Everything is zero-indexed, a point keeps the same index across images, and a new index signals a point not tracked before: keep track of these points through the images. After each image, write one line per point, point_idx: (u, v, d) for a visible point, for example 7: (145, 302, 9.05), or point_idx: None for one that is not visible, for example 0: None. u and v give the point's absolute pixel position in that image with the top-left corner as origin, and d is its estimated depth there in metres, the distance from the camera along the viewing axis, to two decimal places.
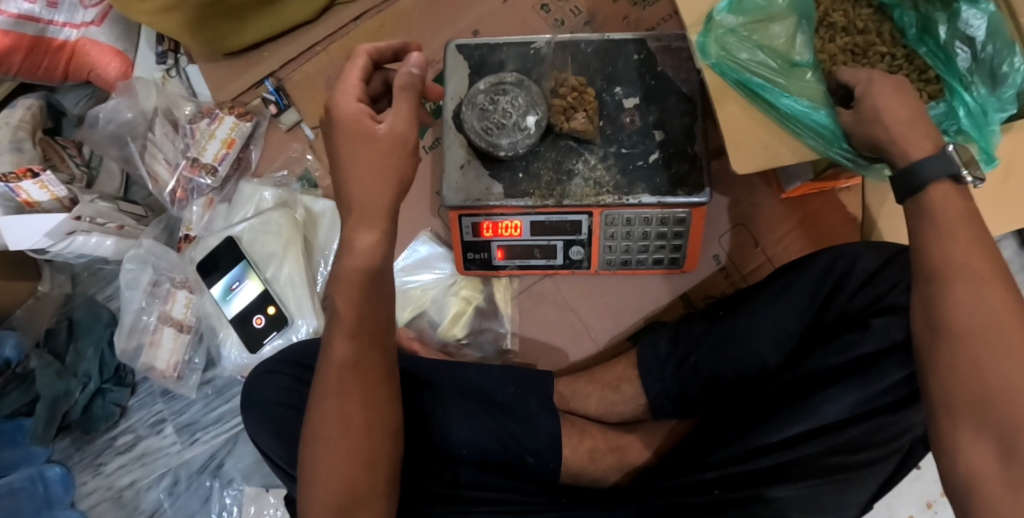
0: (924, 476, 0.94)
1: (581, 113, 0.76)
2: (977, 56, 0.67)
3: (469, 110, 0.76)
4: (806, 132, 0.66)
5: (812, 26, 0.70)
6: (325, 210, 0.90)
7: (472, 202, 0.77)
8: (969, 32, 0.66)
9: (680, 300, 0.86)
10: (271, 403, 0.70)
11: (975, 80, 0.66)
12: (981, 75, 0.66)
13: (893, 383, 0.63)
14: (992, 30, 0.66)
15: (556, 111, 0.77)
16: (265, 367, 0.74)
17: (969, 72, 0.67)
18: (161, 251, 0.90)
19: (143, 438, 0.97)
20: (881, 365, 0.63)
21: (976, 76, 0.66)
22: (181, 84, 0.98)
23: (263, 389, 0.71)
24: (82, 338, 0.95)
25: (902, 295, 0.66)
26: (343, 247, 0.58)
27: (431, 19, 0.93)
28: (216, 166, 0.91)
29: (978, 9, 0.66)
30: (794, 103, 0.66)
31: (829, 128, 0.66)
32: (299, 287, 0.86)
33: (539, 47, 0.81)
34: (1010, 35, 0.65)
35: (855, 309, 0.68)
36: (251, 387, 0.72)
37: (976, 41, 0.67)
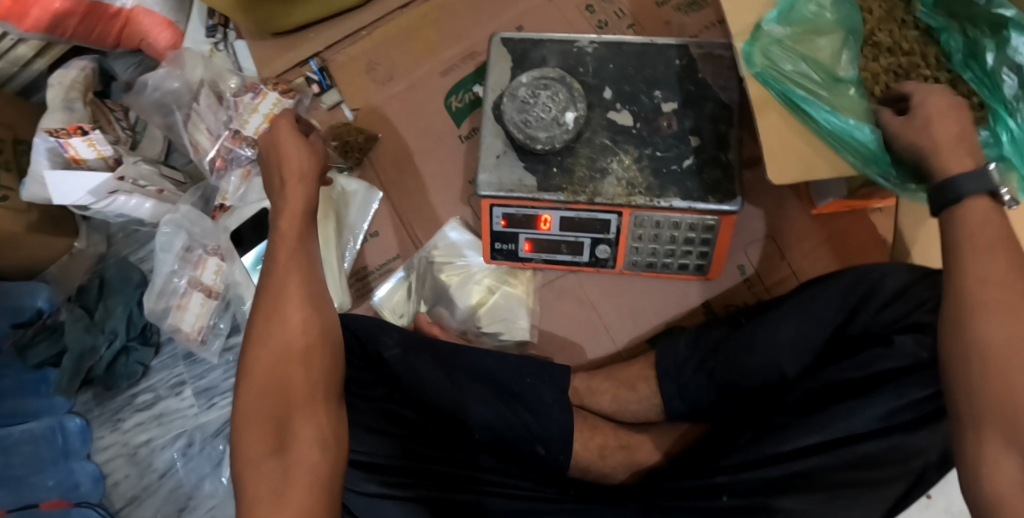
0: (935, 506, 0.93)
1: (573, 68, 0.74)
2: None
3: (509, 102, 0.77)
4: (847, 148, 0.66)
5: (857, 41, 0.70)
6: (358, 191, 0.91)
7: (505, 192, 0.77)
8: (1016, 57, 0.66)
9: (702, 308, 0.87)
10: None
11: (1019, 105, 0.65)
12: None
13: (916, 399, 0.63)
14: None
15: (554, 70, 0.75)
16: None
17: (1015, 99, 0.66)
18: (196, 217, 0.92)
19: (162, 398, 1.00)
20: (904, 382, 0.63)
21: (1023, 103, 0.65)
22: (228, 58, 1.01)
23: None
24: (112, 297, 0.97)
25: (928, 315, 0.66)
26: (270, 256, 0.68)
27: (476, 11, 0.95)
28: (257, 140, 0.93)
29: None
30: (835, 118, 0.66)
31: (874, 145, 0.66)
32: (329, 263, 0.87)
33: (582, 46, 0.82)
34: None
35: (879, 327, 0.69)
36: None
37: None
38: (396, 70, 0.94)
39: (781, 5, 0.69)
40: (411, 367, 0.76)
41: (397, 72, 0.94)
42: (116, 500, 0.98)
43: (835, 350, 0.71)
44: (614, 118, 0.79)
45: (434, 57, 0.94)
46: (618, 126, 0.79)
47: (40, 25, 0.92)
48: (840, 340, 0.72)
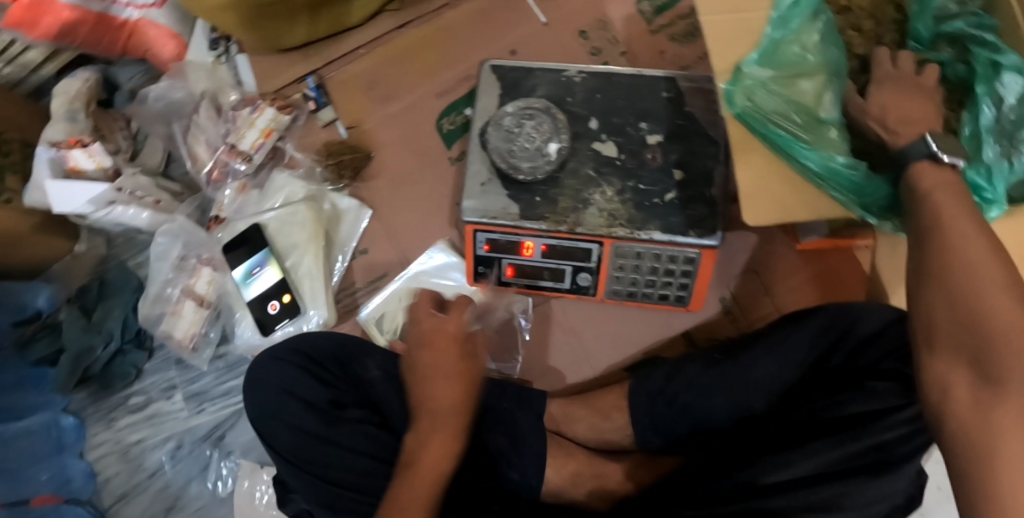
0: None
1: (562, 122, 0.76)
2: (1001, 119, 0.65)
3: (495, 131, 0.79)
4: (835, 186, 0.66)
5: (841, 78, 0.69)
6: (350, 208, 0.93)
7: (488, 218, 0.79)
8: (1001, 93, 0.65)
9: (682, 338, 0.87)
10: (274, 388, 0.74)
11: (990, 139, 0.65)
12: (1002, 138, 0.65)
13: (886, 442, 0.63)
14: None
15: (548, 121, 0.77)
16: (276, 353, 0.76)
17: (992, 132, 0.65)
18: (192, 228, 0.94)
19: (154, 400, 1.02)
20: (875, 424, 0.64)
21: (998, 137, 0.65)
22: (229, 71, 1.03)
23: (268, 374, 0.75)
24: (111, 299, 1.00)
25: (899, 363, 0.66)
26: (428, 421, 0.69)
27: (474, 34, 0.96)
28: (252, 154, 0.96)
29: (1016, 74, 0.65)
30: (818, 155, 0.66)
31: (858, 182, 0.65)
32: (316, 279, 0.88)
33: (571, 75, 0.83)
34: None
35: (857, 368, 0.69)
36: (256, 368, 0.76)
37: (1006, 102, 0.65)
38: (393, 89, 0.96)
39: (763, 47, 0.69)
40: (390, 389, 0.76)
41: (394, 91, 0.96)
42: (107, 497, 1.01)
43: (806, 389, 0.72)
44: (599, 148, 0.80)
45: (430, 78, 0.95)
46: (603, 157, 0.80)
47: (50, 33, 0.94)
48: (817, 377, 0.72)
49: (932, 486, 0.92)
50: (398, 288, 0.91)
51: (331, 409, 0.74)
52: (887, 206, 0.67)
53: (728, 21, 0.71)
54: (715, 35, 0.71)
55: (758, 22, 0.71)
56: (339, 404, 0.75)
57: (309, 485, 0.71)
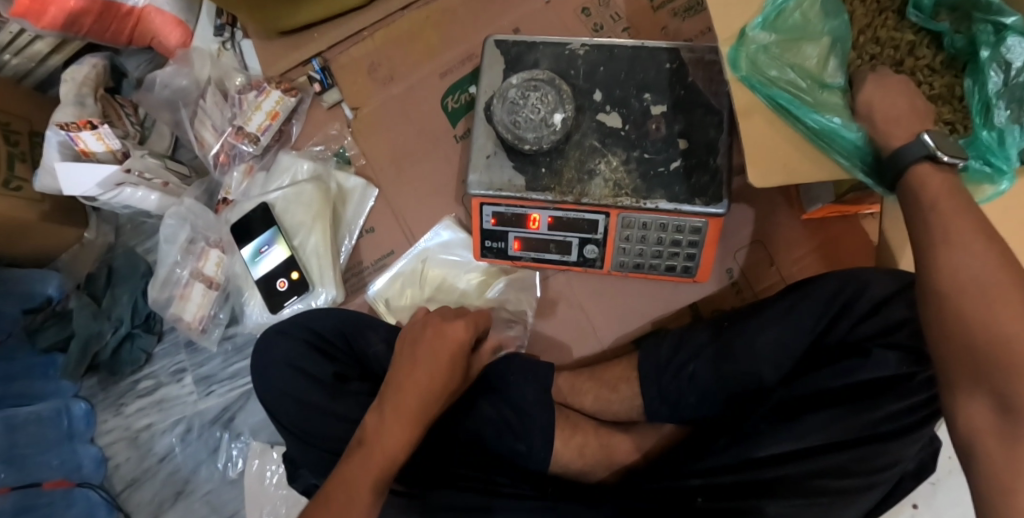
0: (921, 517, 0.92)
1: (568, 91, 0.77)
2: (1010, 82, 0.68)
3: (500, 104, 0.79)
4: (843, 154, 0.67)
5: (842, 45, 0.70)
6: (356, 187, 0.93)
7: (494, 190, 0.80)
8: (1007, 59, 0.68)
9: (689, 310, 0.87)
10: (280, 363, 0.73)
11: (999, 105, 0.68)
12: (1010, 101, 0.68)
13: (891, 413, 0.64)
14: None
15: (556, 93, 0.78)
16: (279, 329, 0.76)
17: (999, 96, 0.68)
18: (200, 211, 0.95)
19: (163, 384, 1.02)
20: (880, 395, 0.64)
21: (1006, 100, 0.68)
22: (235, 56, 1.04)
23: (273, 349, 0.74)
24: (119, 285, 1.01)
25: (906, 334, 0.65)
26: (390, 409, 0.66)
27: (476, 15, 0.97)
28: (259, 136, 0.96)
29: (1022, 37, 0.67)
30: (826, 121, 0.67)
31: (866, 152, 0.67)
32: (324, 257, 0.89)
33: (574, 49, 0.83)
34: None
35: (862, 336, 0.68)
36: (261, 344, 0.75)
37: (1013, 66, 0.67)
38: (397, 71, 0.97)
39: (767, 12, 0.69)
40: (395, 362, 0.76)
41: (398, 73, 0.97)
42: (118, 482, 1.01)
43: (813, 358, 0.71)
44: (603, 120, 0.81)
45: (434, 59, 0.97)
46: (608, 128, 0.80)
47: (57, 22, 0.95)
48: (824, 347, 0.71)
49: (941, 451, 0.93)
50: (405, 265, 0.92)
51: (334, 383, 0.73)
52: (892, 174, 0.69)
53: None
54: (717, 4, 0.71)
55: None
56: (343, 378, 0.74)
57: (319, 458, 0.70)
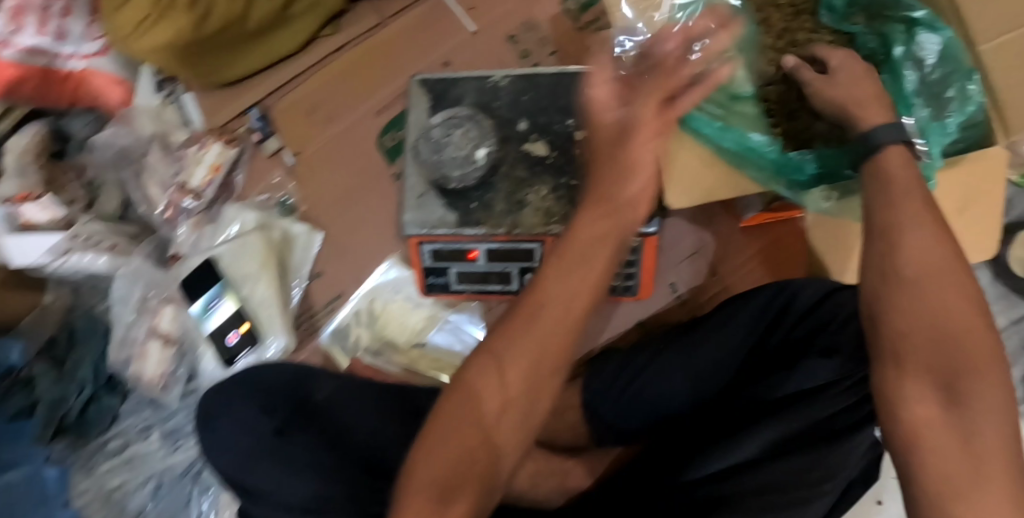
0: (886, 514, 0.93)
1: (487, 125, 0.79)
2: (926, 79, 0.71)
3: (423, 144, 0.80)
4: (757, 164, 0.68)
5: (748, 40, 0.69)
6: (301, 233, 0.94)
7: (428, 229, 0.80)
8: (921, 56, 0.71)
9: (637, 327, 0.86)
10: (225, 414, 0.76)
11: (920, 102, 0.70)
12: (927, 99, 0.71)
13: (824, 416, 0.62)
14: (943, 54, 0.70)
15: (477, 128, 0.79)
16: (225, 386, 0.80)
17: (916, 94, 0.71)
18: (150, 268, 0.97)
19: (132, 443, 1.03)
20: (813, 399, 0.63)
21: (922, 98, 0.71)
22: (178, 111, 1.04)
23: (218, 407, 0.77)
24: (80, 346, 1.03)
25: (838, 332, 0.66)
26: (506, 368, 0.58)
27: (409, 49, 0.98)
28: (202, 190, 0.98)
29: (936, 34, 0.71)
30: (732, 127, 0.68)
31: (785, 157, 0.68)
32: (272, 306, 0.90)
33: (496, 81, 0.84)
34: (964, 62, 0.70)
35: (797, 338, 0.69)
36: (206, 405, 0.79)
37: (928, 62, 0.71)
38: (338, 109, 0.97)
39: (666, 33, 0.68)
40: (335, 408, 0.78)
41: (339, 112, 0.97)
42: None
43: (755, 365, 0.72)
44: (529, 149, 0.82)
45: (371, 96, 0.97)
46: (534, 157, 0.81)
47: None
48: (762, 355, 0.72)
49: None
50: (353, 308, 0.94)
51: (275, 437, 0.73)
52: (828, 172, 0.69)
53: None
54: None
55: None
56: (283, 431, 0.73)
57: None
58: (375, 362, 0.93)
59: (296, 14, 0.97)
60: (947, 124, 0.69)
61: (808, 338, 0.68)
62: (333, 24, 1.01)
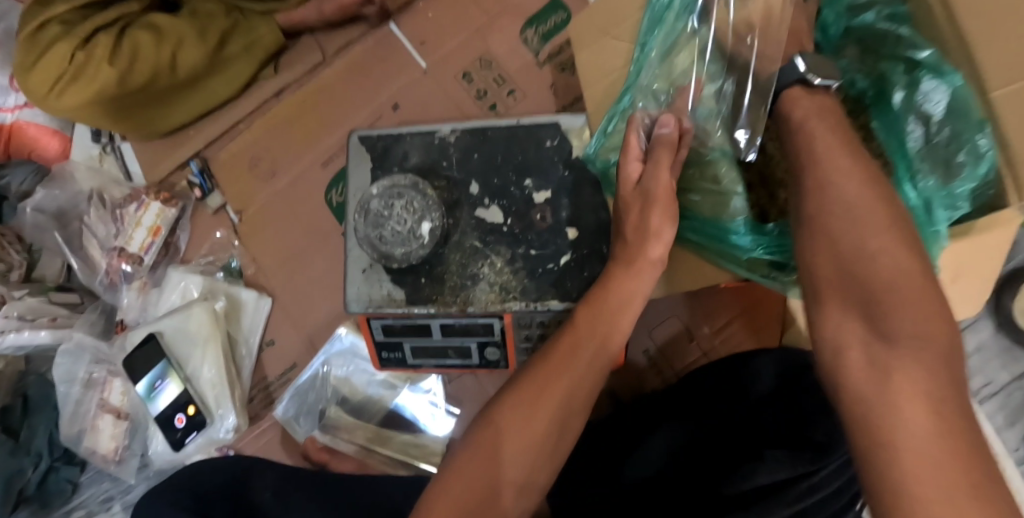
0: None
1: (429, 204, 0.70)
2: (930, 139, 0.61)
3: (362, 219, 0.72)
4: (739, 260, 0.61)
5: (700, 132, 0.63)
6: (249, 300, 0.87)
7: (374, 308, 0.73)
8: (926, 108, 0.61)
9: (608, 396, 0.81)
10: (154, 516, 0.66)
11: (923, 168, 0.61)
12: (932, 162, 0.61)
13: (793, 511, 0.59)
14: (950, 110, 0.58)
15: (420, 202, 0.71)
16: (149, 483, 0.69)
17: (920, 157, 0.62)
18: (93, 342, 0.90)
19: (94, 514, 0.99)
20: (776, 497, 0.59)
21: (927, 162, 0.61)
22: (117, 161, 0.96)
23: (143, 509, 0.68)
24: (35, 416, 0.98)
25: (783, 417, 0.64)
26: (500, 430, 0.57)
27: (354, 92, 0.88)
28: (142, 255, 0.91)
29: (940, 82, 0.58)
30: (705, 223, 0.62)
31: (770, 247, 0.60)
32: (219, 385, 0.84)
33: (444, 136, 0.75)
34: (980, 115, 0.55)
35: (755, 423, 0.66)
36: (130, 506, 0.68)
37: (932, 117, 0.60)
38: (279, 164, 0.89)
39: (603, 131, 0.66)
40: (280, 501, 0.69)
41: (280, 167, 0.89)
42: None
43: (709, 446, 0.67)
44: (483, 216, 0.73)
45: (314, 147, 0.89)
46: (488, 225, 0.73)
47: None
48: (716, 439, 0.67)
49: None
50: (307, 380, 0.86)
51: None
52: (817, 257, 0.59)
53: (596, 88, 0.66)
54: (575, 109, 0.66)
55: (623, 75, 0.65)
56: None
57: None
58: (331, 439, 0.85)
59: (230, 55, 0.89)
60: (955, 193, 0.59)
61: (768, 426, 0.64)
62: (273, 63, 0.92)
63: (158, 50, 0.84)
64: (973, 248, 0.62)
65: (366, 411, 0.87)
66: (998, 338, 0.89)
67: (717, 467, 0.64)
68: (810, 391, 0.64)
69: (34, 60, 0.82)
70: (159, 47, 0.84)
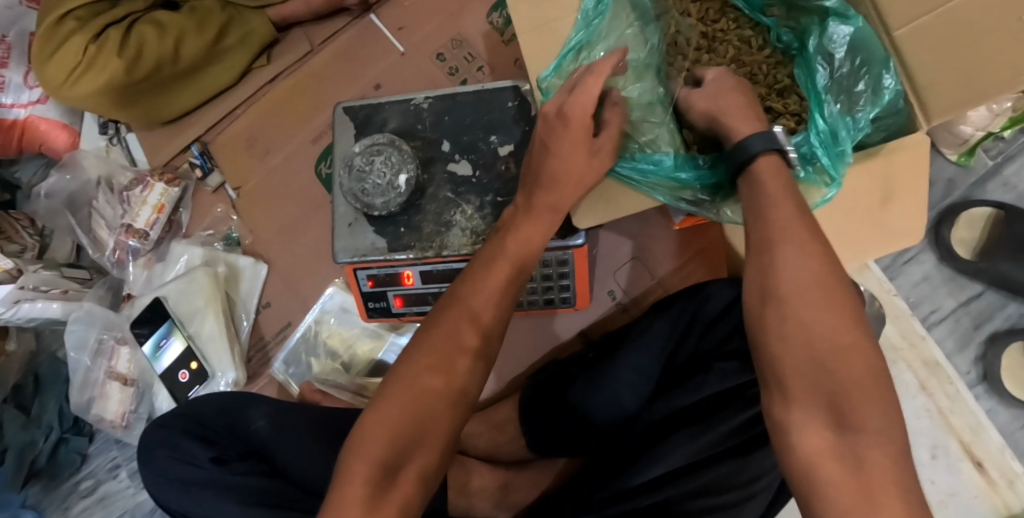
0: None
1: (404, 158, 0.79)
2: (834, 76, 0.71)
3: (346, 173, 0.80)
4: (671, 189, 0.68)
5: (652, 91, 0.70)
6: (246, 266, 0.95)
7: (360, 257, 0.81)
8: (832, 49, 0.70)
9: (579, 338, 0.86)
10: (166, 447, 0.73)
11: (829, 99, 0.70)
12: (837, 95, 0.70)
13: (741, 421, 0.65)
14: (853, 44, 0.68)
15: (398, 158, 0.79)
16: (159, 419, 0.76)
17: (827, 89, 0.71)
18: (102, 312, 0.97)
19: (102, 482, 1.05)
20: (724, 409, 0.66)
21: (833, 94, 0.70)
22: (123, 151, 1.05)
23: (154, 440, 0.75)
24: (45, 392, 1.04)
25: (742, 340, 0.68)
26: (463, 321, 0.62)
27: (339, 76, 0.98)
28: (148, 230, 0.98)
29: (847, 25, 0.68)
30: (637, 155, 0.69)
31: (700, 177, 0.68)
32: (218, 342, 0.91)
33: (419, 103, 0.84)
34: (882, 51, 0.64)
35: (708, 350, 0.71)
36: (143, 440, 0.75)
37: (839, 56, 0.69)
38: (270, 143, 0.98)
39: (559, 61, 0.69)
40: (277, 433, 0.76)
41: (273, 145, 0.98)
42: None
43: (670, 377, 0.73)
44: (454, 170, 0.81)
45: (305, 126, 0.97)
46: (459, 177, 0.81)
47: None
48: (672, 369, 0.73)
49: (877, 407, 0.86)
50: (299, 337, 0.94)
51: (213, 465, 0.72)
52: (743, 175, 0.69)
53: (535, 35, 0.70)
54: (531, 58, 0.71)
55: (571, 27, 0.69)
56: (222, 460, 0.73)
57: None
58: (330, 386, 0.92)
59: (228, 46, 0.98)
60: (857, 118, 0.68)
61: (721, 339, 0.70)
62: (265, 54, 1.01)
63: (161, 42, 0.93)
64: (904, 171, 0.68)
65: (356, 364, 0.94)
66: (942, 266, 0.89)
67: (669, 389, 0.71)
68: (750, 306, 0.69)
69: (50, 54, 0.92)
70: (162, 39, 0.93)
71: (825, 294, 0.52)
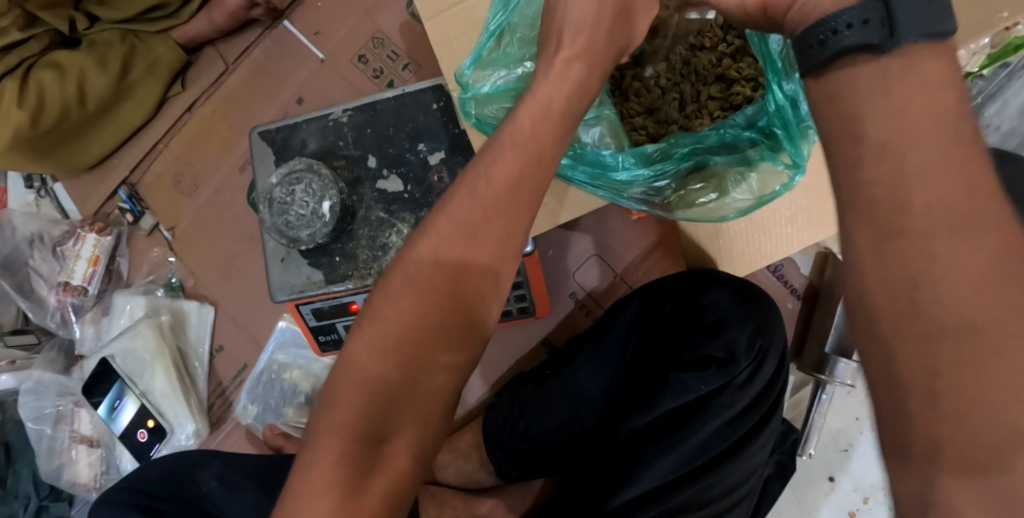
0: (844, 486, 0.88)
1: (328, 181, 0.72)
2: None
3: (267, 208, 0.73)
4: (619, 187, 0.60)
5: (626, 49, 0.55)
6: (191, 310, 0.90)
7: (298, 294, 0.73)
8: None
9: (542, 346, 0.81)
10: None
11: None
12: None
13: (707, 437, 0.58)
14: None
15: (323, 182, 0.72)
16: (106, 496, 0.69)
17: None
18: (52, 379, 0.93)
19: None
20: (694, 422, 0.59)
21: None
22: (53, 203, 0.98)
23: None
24: (18, 461, 1.01)
25: (707, 346, 0.61)
26: (449, 250, 0.45)
27: (260, 94, 0.91)
28: (86, 286, 0.92)
29: None
30: (584, 150, 0.60)
31: (653, 171, 0.59)
32: (172, 397, 0.86)
33: (338, 117, 0.77)
34: None
35: (666, 359, 0.65)
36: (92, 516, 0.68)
37: None
38: (200, 176, 0.92)
39: (478, 50, 0.60)
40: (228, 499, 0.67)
41: (201, 179, 0.92)
42: None
43: (628, 388, 0.67)
44: (384, 187, 0.75)
45: (231, 154, 0.91)
46: (390, 195, 0.75)
47: None
48: (637, 378, 0.67)
49: None
50: (257, 382, 0.89)
51: None
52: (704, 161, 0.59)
53: (450, 20, 0.62)
54: (436, 39, 0.62)
55: (478, 8, 0.61)
56: None
57: None
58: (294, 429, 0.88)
59: (135, 80, 0.91)
60: None
61: (679, 348, 0.64)
62: (179, 81, 0.95)
63: (63, 86, 0.86)
64: None
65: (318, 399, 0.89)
66: None
67: (631, 405, 0.64)
68: (719, 300, 0.63)
69: None
70: (62, 84, 0.85)
71: (993, 323, 0.29)
